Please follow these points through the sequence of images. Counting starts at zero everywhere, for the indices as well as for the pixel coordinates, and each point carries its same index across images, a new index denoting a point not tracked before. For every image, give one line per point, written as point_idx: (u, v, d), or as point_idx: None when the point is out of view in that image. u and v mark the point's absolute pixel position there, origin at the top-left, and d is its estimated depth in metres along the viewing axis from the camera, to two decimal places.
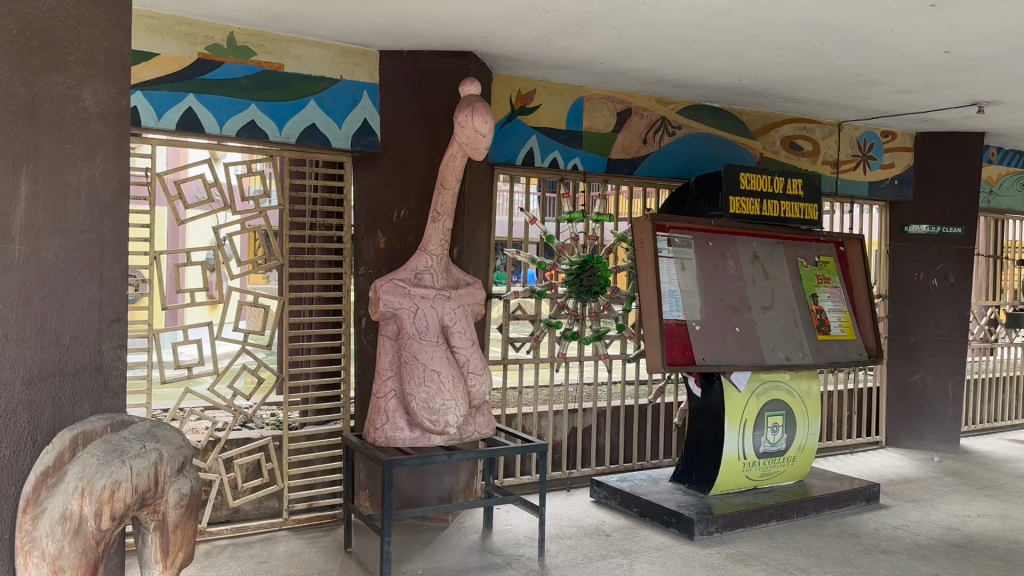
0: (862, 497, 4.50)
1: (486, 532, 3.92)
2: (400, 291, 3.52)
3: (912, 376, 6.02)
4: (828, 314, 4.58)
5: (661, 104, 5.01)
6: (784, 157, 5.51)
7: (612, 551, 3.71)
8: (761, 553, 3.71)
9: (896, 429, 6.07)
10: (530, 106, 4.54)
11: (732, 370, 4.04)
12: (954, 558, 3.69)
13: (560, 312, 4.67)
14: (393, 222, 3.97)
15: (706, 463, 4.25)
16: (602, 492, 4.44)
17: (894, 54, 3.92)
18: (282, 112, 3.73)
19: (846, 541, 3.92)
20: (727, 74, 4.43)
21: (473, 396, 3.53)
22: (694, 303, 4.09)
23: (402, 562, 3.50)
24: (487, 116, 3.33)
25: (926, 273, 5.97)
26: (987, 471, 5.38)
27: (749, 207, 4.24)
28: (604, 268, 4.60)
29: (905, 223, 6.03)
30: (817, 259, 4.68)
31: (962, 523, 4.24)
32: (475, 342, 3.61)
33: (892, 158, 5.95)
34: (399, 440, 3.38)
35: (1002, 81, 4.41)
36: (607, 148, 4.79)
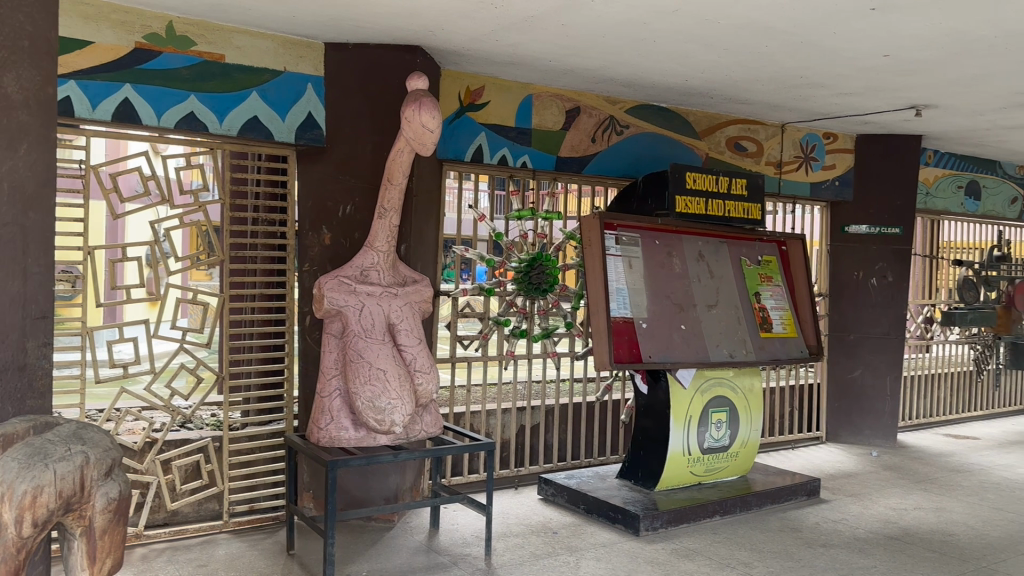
0: (804, 491, 4.59)
1: (433, 532, 3.88)
2: (345, 288, 3.46)
3: (852, 373, 6.17)
4: (770, 311, 4.66)
5: (610, 103, 5.03)
6: (730, 157, 5.59)
7: (558, 549, 3.71)
8: (706, 548, 3.75)
9: (836, 425, 6.22)
10: (480, 102, 4.51)
11: (678, 368, 4.08)
12: (891, 551, 3.78)
13: (509, 310, 4.66)
14: (338, 218, 3.91)
15: (652, 460, 4.28)
16: (550, 490, 4.44)
17: (835, 57, 4.00)
18: (222, 104, 3.63)
19: (788, 535, 3.99)
20: (674, 74, 4.46)
21: (420, 394, 3.49)
22: (641, 300, 4.11)
23: (346, 563, 3.44)
24: (434, 111, 3.29)
25: (866, 272, 6.12)
26: (923, 465, 5.54)
27: (695, 206, 4.28)
28: (552, 266, 4.62)
29: (846, 223, 6.17)
30: (760, 258, 4.75)
31: (899, 516, 4.35)
32: (422, 340, 3.57)
33: (834, 159, 6.09)
34: (342, 441, 3.34)
35: (938, 85, 4.53)
36: (557, 146, 4.79)
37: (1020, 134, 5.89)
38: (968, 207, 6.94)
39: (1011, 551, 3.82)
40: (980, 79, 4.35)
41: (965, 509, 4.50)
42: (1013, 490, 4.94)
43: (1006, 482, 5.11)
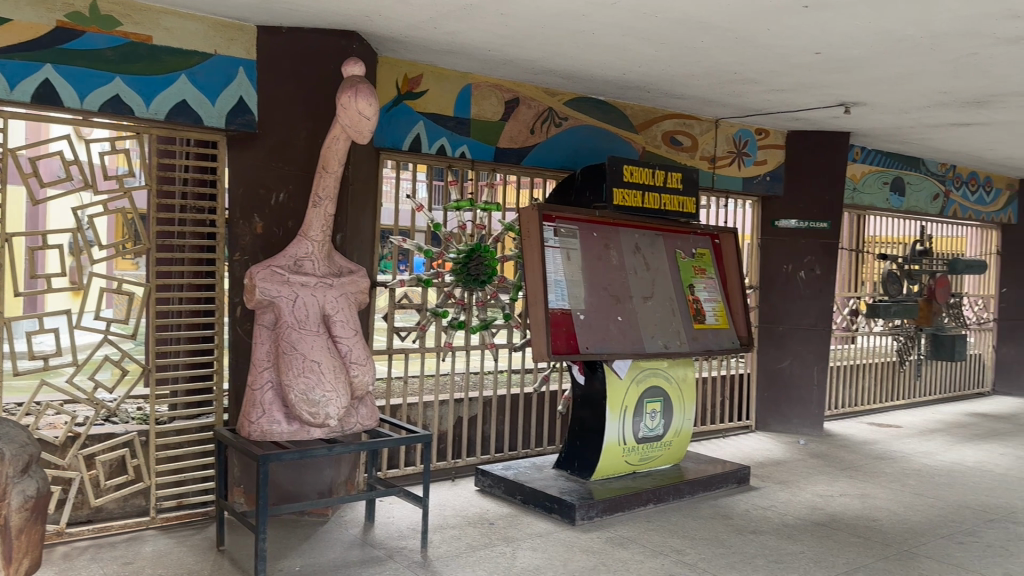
0: (734, 479, 4.69)
1: (368, 525, 3.84)
2: (277, 279, 3.37)
3: (781, 363, 6.33)
4: (703, 303, 4.74)
5: (548, 94, 5.03)
6: (666, 151, 5.65)
7: (495, 540, 3.71)
8: (640, 537, 3.80)
9: (765, 414, 6.39)
10: (417, 90, 4.45)
11: (615, 359, 4.11)
12: (818, 537, 3.90)
13: (447, 302, 4.63)
14: (271, 206, 3.82)
15: (588, 450, 4.31)
16: (486, 481, 4.43)
17: (768, 53, 4.08)
18: (149, 86, 3.50)
19: (719, 522, 4.07)
20: (612, 67, 4.49)
21: (356, 386, 3.44)
22: (578, 292, 4.14)
23: (278, 559, 3.38)
24: (371, 98, 3.23)
25: (795, 265, 6.27)
26: (848, 453, 5.73)
27: (633, 199, 4.31)
28: (490, 257, 4.63)
29: (776, 217, 6.32)
30: (694, 251, 4.82)
31: (825, 502, 4.49)
32: (358, 331, 3.51)
33: (765, 154, 6.22)
34: (274, 434, 3.27)
35: (866, 83, 4.66)
36: (495, 137, 4.77)
37: (942, 132, 6.11)
38: (893, 203, 7.18)
39: (930, 535, 3.97)
40: (906, 78, 4.49)
41: (888, 495, 4.66)
42: (932, 476, 5.14)
43: (925, 469, 5.31)
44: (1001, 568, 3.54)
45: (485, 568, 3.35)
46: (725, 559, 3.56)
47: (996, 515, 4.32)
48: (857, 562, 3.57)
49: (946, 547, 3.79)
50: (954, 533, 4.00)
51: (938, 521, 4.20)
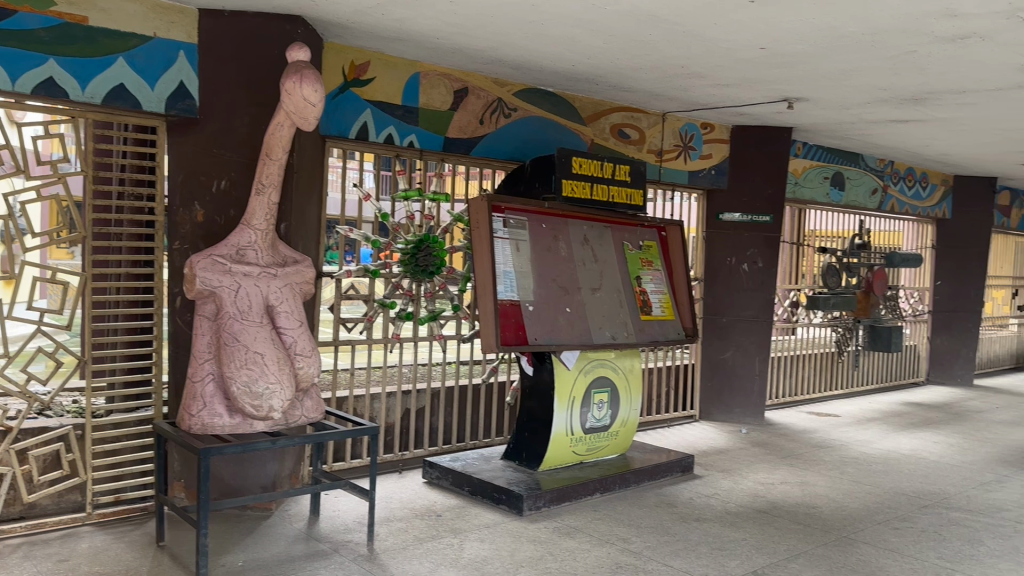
0: (678, 468, 4.75)
1: (313, 519, 3.79)
2: (219, 268, 3.28)
3: (725, 354, 6.43)
4: (650, 295, 4.78)
5: (497, 85, 5.01)
6: (614, 143, 5.68)
7: (441, 531, 3.69)
8: (586, 526, 3.83)
9: (709, 404, 6.50)
10: (365, 78, 4.38)
11: (563, 350, 4.12)
12: (759, 524, 3.98)
13: (395, 293, 4.58)
14: (212, 194, 3.73)
15: (535, 441, 4.32)
16: (434, 473, 4.41)
17: (715, 47, 4.12)
18: (85, 69, 3.37)
19: (664, 511, 4.12)
20: (561, 59, 4.49)
21: (300, 378, 3.38)
22: (527, 283, 4.13)
23: (220, 554, 3.31)
24: (317, 85, 3.17)
25: (738, 258, 6.37)
26: (788, 441, 5.86)
27: (581, 190, 4.32)
28: (438, 248, 4.60)
29: (721, 211, 6.40)
30: (642, 243, 4.86)
31: (767, 490, 4.58)
32: (303, 323, 3.45)
33: (711, 148, 6.30)
34: (216, 428, 3.20)
35: (809, 79, 4.75)
36: (444, 126, 4.73)
37: (881, 128, 6.26)
38: (833, 197, 7.35)
39: (867, 521, 4.09)
40: (847, 74, 4.59)
41: (827, 482, 4.79)
42: (868, 463, 5.29)
43: (862, 457, 5.47)
44: (934, 552, 3.66)
45: (432, 560, 3.34)
46: (670, 547, 3.61)
47: (928, 501, 4.47)
48: (797, 548, 3.65)
49: (882, 533, 3.91)
50: (889, 519, 4.13)
51: (874, 507, 4.32)
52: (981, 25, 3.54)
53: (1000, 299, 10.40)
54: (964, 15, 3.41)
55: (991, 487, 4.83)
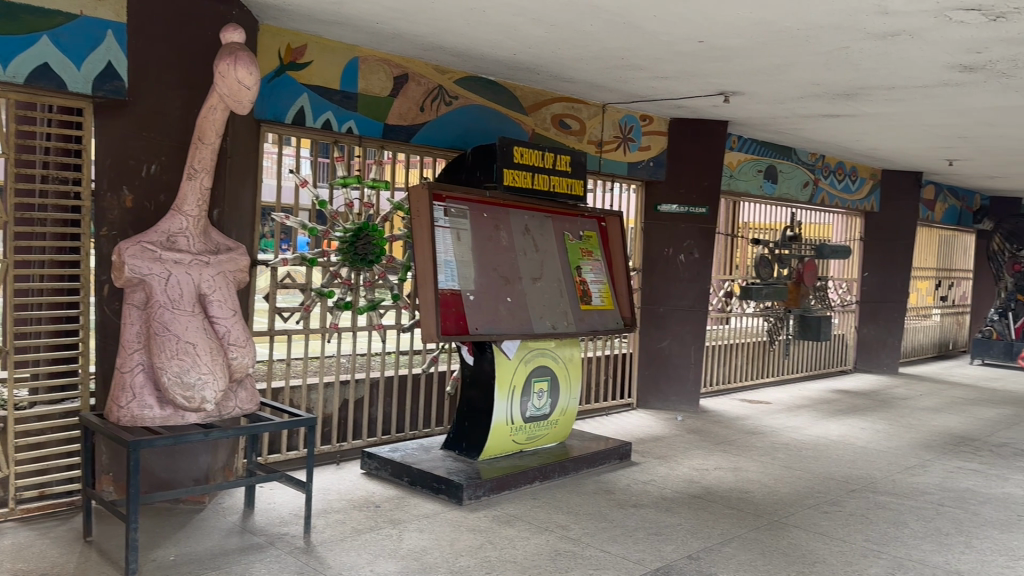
0: (616, 455, 4.81)
1: (247, 512, 3.71)
2: (149, 256, 3.17)
3: (661, 343, 6.53)
4: (590, 285, 4.81)
5: (438, 72, 4.96)
6: (554, 133, 5.68)
7: (380, 522, 3.66)
8: (525, 514, 3.85)
9: (646, 393, 6.60)
10: (301, 61, 4.29)
11: (504, 340, 4.12)
12: (695, 509, 4.05)
13: (333, 281, 4.51)
14: (141, 178, 3.61)
15: (476, 430, 4.32)
16: (373, 464, 4.36)
17: (654, 39, 4.16)
18: (6, 47, 3.21)
19: (602, 497, 4.17)
20: (501, 47, 4.47)
21: (234, 369, 3.30)
22: (468, 273, 4.11)
23: (151, 549, 3.22)
24: (252, 67, 3.09)
25: (675, 249, 6.46)
26: (722, 428, 5.99)
27: (522, 180, 4.31)
28: (378, 236, 4.56)
29: (659, 202, 6.48)
30: (582, 233, 4.88)
31: (701, 476, 4.67)
32: (236, 311, 3.38)
33: (649, 140, 6.36)
34: (146, 420, 3.10)
35: (745, 73, 4.84)
36: (383, 112, 4.66)
37: (813, 122, 6.42)
38: (767, 190, 7.52)
39: (797, 505, 4.20)
40: (782, 69, 4.68)
41: (759, 468, 4.91)
42: (798, 449, 5.44)
43: (792, 443, 5.62)
44: (861, 534, 3.78)
45: (370, 551, 3.30)
46: (608, 533, 3.65)
47: (856, 485, 4.62)
48: (731, 532, 3.73)
49: (813, 517, 4.02)
50: (819, 503, 4.25)
51: (804, 492, 4.44)
52: (910, 23, 3.64)
53: (923, 290, 10.81)
54: (894, 13, 3.51)
55: (915, 471, 5.02)
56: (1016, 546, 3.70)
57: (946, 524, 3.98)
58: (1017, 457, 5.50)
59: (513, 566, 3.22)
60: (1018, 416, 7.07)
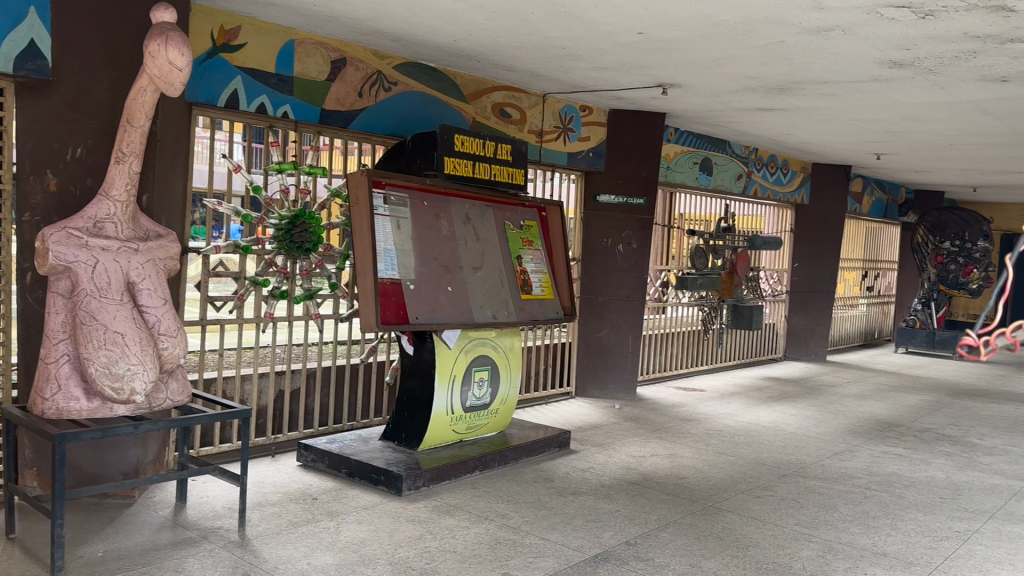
0: (555, 444, 4.83)
1: (179, 507, 3.60)
2: (74, 243, 3.05)
3: (600, 332, 6.58)
4: (531, 274, 4.81)
5: (377, 57, 4.87)
6: (495, 122, 5.66)
7: (318, 515, 3.60)
8: (465, 503, 3.84)
9: (585, 381, 6.65)
10: (235, 43, 4.16)
11: (444, 330, 4.09)
12: (632, 495, 4.10)
13: (268, 270, 4.41)
14: (66, 161, 3.45)
15: (415, 420, 4.29)
16: (309, 456, 4.29)
17: (595, 30, 4.17)
18: None
19: (541, 485, 4.18)
20: (442, 34, 4.42)
21: (165, 360, 3.20)
22: (408, 262, 4.07)
23: (77, 545, 3.10)
24: (183, 48, 2.98)
25: (614, 239, 6.52)
26: (658, 415, 6.08)
27: (462, 168, 4.28)
28: (315, 224, 4.47)
29: (598, 192, 6.51)
30: (522, 223, 4.87)
31: (638, 463, 4.74)
32: (167, 300, 3.27)
33: (589, 131, 6.39)
34: (72, 412, 2.98)
35: (683, 66, 4.89)
36: (320, 98, 4.57)
37: (747, 116, 6.54)
38: (702, 181, 7.64)
39: (731, 490, 4.29)
40: (719, 62, 4.74)
41: (694, 454, 5.00)
42: (731, 435, 5.57)
43: (725, 429, 5.74)
44: (792, 518, 3.88)
45: (307, 544, 3.25)
46: (547, 521, 3.67)
47: (787, 470, 4.74)
48: (667, 518, 3.79)
49: (746, 501, 4.11)
50: (752, 488, 4.35)
51: (738, 477, 4.54)
52: (844, 18, 3.73)
53: (850, 280, 11.16)
54: (828, 9, 3.59)
55: (843, 456, 5.18)
56: (939, 527, 3.85)
57: (873, 507, 4.12)
58: (938, 442, 5.73)
59: (453, 556, 3.20)
60: (939, 402, 7.37)
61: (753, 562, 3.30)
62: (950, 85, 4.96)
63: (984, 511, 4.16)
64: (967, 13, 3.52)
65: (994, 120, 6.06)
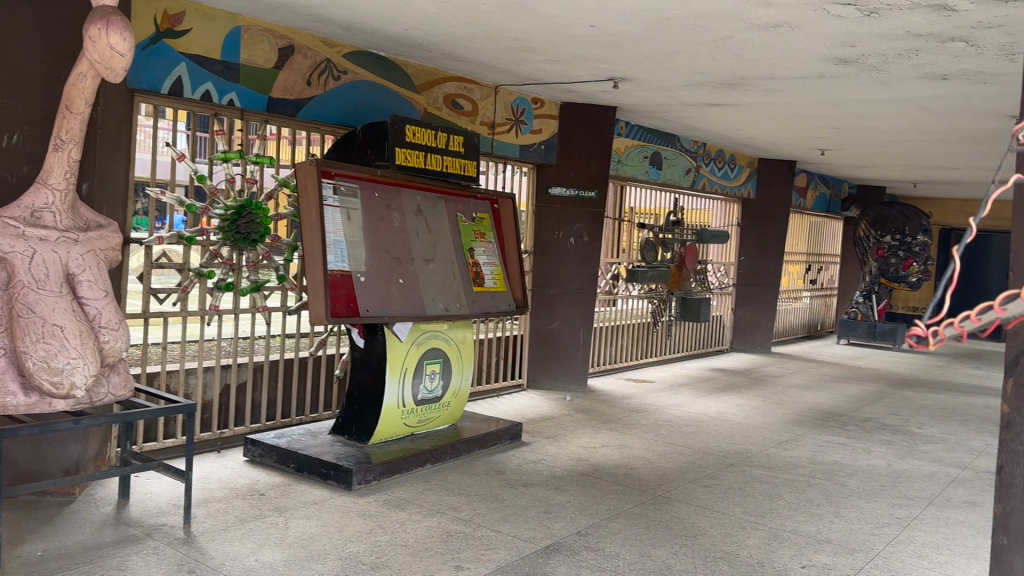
0: (507, 436, 4.83)
1: (122, 504, 3.51)
2: (10, 232, 2.94)
3: (551, 324, 6.60)
4: (482, 267, 4.79)
5: (326, 45, 4.79)
6: (446, 113, 5.62)
7: (266, 510, 3.54)
8: (417, 497, 3.81)
9: (536, 373, 6.67)
10: (179, 28, 4.05)
11: (395, 322, 4.05)
12: (583, 486, 4.13)
13: (212, 261, 4.30)
14: (2, 148, 3.32)
15: (366, 414, 4.24)
16: (257, 451, 4.21)
17: (547, 22, 4.16)
18: None
19: (493, 478, 4.18)
20: (393, 23, 4.36)
21: (106, 353, 3.11)
22: (359, 253, 4.02)
23: (14, 545, 3.00)
24: (125, 32, 2.89)
25: (565, 232, 6.53)
26: (608, 407, 6.13)
27: (414, 159, 4.23)
28: (262, 214, 4.38)
29: (550, 185, 6.52)
30: (474, 215, 4.85)
31: (589, 454, 4.77)
32: (109, 292, 3.18)
33: (541, 123, 6.38)
34: (9, 408, 2.88)
35: (634, 59, 4.91)
36: (268, 86, 4.48)
37: (697, 110, 6.61)
38: (652, 175, 7.71)
39: (680, 480, 4.35)
40: (669, 56, 4.78)
41: (643, 445, 5.05)
42: (680, 426, 5.64)
43: (674, 420, 5.81)
44: (739, 507, 3.94)
45: (255, 541, 3.19)
46: (499, 513, 3.66)
47: (733, 460, 4.82)
48: (617, 508, 3.82)
49: (694, 491, 4.17)
50: (699, 477, 4.41)
51: (687, 467, 4.60)
52: (792, 15, 3.78)
53: (794, 273, 11.40)
54: (777, 5, 3.63)
55: (787, 445, 5.28)
56: (881, 514, 3.96)
57: (817, 495, 4.21)
58: (879, 431, 5.88)
59: (404, 550, 3.18)
60: (879, 392, 7.57)
61: (702, 551, 3.34)
62: (893, 82, 5.07)
63: (923, 498, 4.28)
64: (909, 12, 3.60)
65: (934, 117, 6.23)
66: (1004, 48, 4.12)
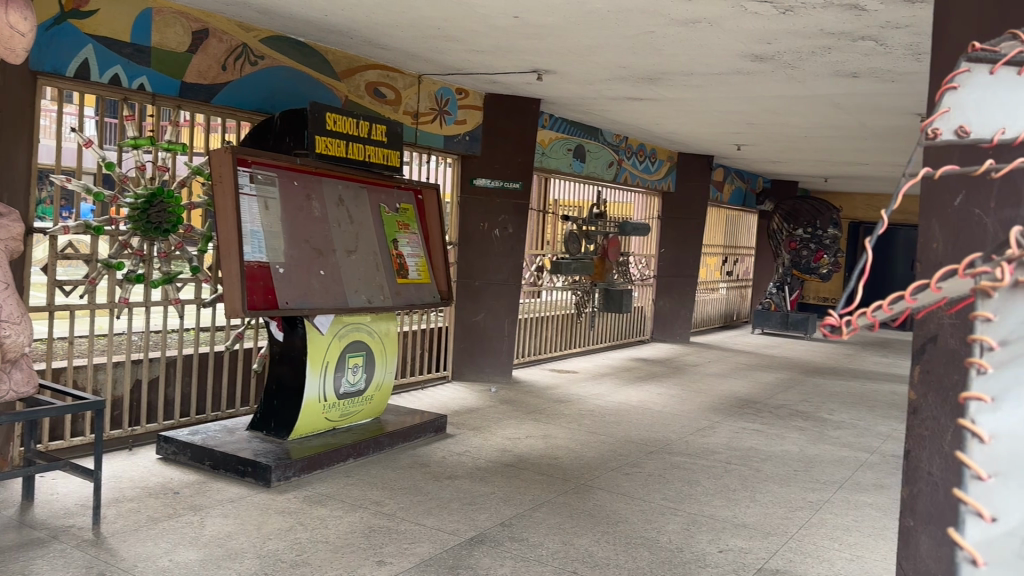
0: (431, 428, 4.79)
1: (25, 506, 3.33)
2: None
3: (476, 316, 6.58)
4: (406, 258, 4.73)
5: (242, 29, 4.64)
6: (368, 102, 5.52)
7: (180, 509, 3.42)
8: (338, 492, 3.75)
9: (461, 364, 6.64)
10: (85, 9, 3.85)
11: (316, 315, 3.96)
12: (507, 477, 4.13)
13: (122, 252, 4.11)
14: None
15: (285, 409, 4.14)
16: (170, 448, 4.06)
17: (470, 11, 4.12)
18: None
19: (417, 471, 4.14)
20: (312, 8, 4.24)
21: (7, 349, 2.93)
22: (277, 244, 3.91)
23: None
24: (25, 11, 2.73)
25: (490, 223, 6.52)
26: (532, 397, 6.16)
27: (335, 147, 4.14)
28: (173, 203, 4.24)
29: (475, 176, 6.49)
30: (398, 205, 4.78)
31: (514, 444, 4.77)
32: (9, 284, 2.99)
33: (465, 114, 6.33)
34: None
35: (558, 51, 4.92)
36: (181, 70, 4.31)
37: (619, 104, 6.69)
38: (575, 167, 7.76)
39: (602, 468, 4.40)
40: (592, 49, 4.81)
41: (567, 434, 5.09)
42: (603, 415, 5.71)
43: (597, 409, 5.88)
44: (659, 493, 4.02)
45: (168, 541, 3.08)
46: (423, 506, 3.63)
47: (654, 448, 4.91)
48: (541, 498, 3.84)
49: (616, 479, 4.22)
50: (621, 465, 4.47)
51: (609, 455, 4.66)
52: (711, 11, 3.84)
53: (712, 265, 11.69)
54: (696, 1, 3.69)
55: (705, 432, 5.41)
56: (793, 498, 4.09)
57: (733, 480, 4.33)
58: (792, 417, 6.09)
59: (325, 546, 3.12)
60: (792, 380, 7.84)
61: (623, 537, 3.39)
62: (806, 79, 5.23)
63: (833, 481, 4.45)
64: (822, 10, 3.71)
65: (845, 114, 6.46)
66: (910, 49, 4.29)
